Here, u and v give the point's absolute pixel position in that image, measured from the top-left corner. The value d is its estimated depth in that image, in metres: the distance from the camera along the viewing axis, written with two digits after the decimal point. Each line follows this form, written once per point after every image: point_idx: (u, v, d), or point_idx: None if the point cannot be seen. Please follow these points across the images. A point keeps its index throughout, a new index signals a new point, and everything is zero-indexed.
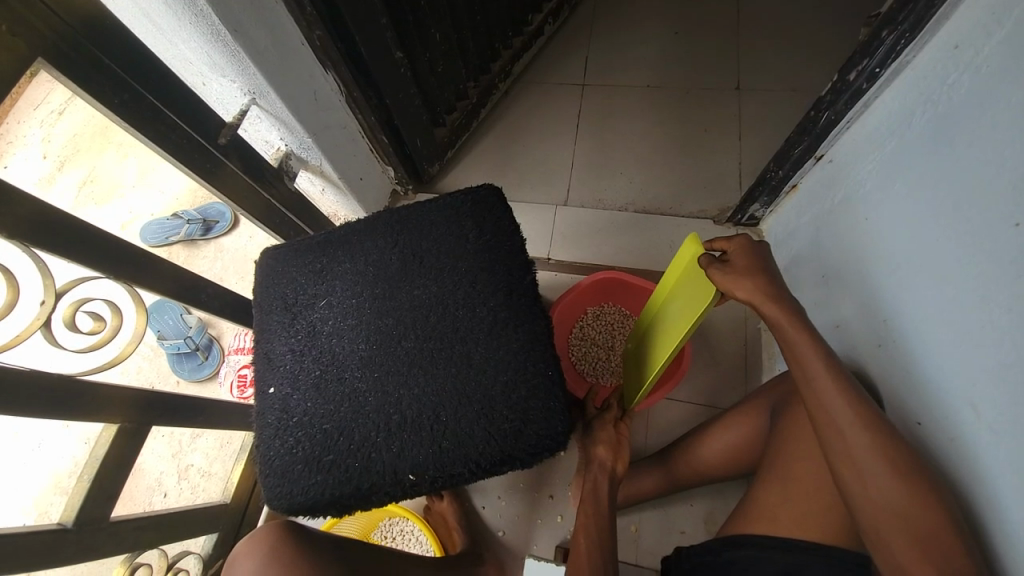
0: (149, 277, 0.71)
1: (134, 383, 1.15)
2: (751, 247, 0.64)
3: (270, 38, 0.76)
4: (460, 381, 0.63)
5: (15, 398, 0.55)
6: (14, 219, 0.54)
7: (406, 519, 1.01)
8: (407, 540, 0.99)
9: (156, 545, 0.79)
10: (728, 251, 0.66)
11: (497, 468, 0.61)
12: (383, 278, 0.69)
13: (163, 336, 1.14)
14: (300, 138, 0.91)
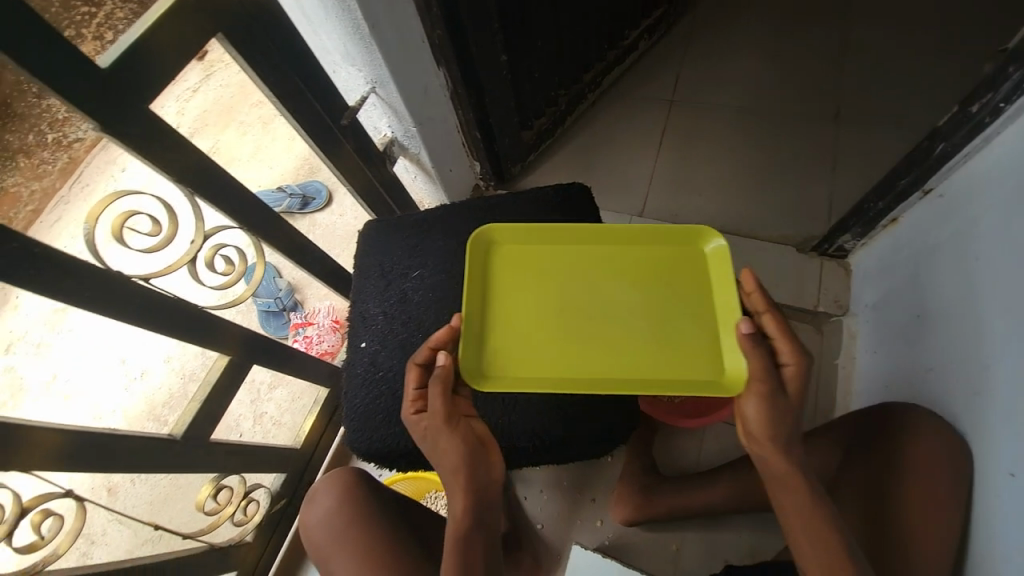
0: (271, 233, 0.81)
1: None
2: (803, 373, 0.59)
3: (399, 33, 0.84)
4: None
5: (161, 315, 0.66)
6: (185, 167, 0.64)
7: None
8: None
9: (237, 472, 0.89)
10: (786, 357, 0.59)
11: None
12: (472, 258, 0.75)
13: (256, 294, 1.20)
14: (406, 127, 1.00)
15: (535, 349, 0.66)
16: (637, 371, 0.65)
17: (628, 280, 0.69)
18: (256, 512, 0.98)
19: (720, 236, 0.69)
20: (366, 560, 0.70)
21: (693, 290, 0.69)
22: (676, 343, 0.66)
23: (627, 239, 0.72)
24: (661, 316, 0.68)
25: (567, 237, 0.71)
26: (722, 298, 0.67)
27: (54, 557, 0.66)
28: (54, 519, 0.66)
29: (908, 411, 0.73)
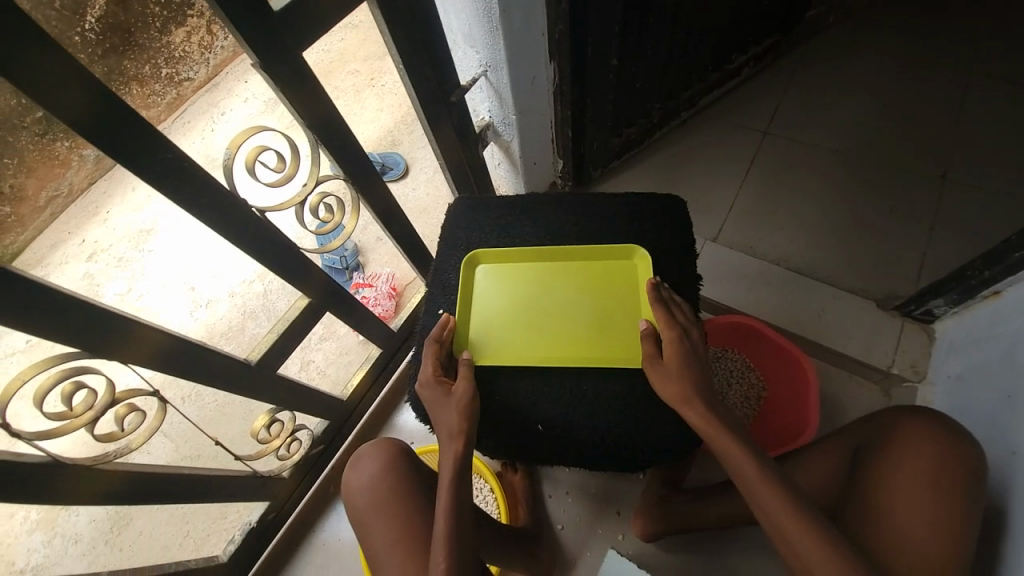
0: (370, 191, 0.84)
1: None
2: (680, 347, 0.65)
3: (526, 22, 0.86)
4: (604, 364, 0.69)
5: (265, 246, 0.70)
6: (317, 114, 0.68)
7: (479, 477, 1.06)
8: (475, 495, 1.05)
9: (291, 407, 0.93)
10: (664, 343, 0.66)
11: (618, 449, 0.67)
12: (558, 252, 0.76)
13: None
14: (506, 114, 1.02)
15: (494, 344, 0.71)
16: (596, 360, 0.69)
17: (566, 284, 0.75)
18: (297, 450, 1.02)
19: (639, 245, 0.75)
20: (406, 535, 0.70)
21: (629, 293, 0.73)
22: (617, 338, 0.71)
23: (564, 253, 0.77)
24: (604, 315, 0.72)
25: (506, 251, 0.77)
26: (644, 301, 0.72)
27: (125, 452, 0.66)
28: (138, 415, 0.66)
29: (913, 423, 0.68)
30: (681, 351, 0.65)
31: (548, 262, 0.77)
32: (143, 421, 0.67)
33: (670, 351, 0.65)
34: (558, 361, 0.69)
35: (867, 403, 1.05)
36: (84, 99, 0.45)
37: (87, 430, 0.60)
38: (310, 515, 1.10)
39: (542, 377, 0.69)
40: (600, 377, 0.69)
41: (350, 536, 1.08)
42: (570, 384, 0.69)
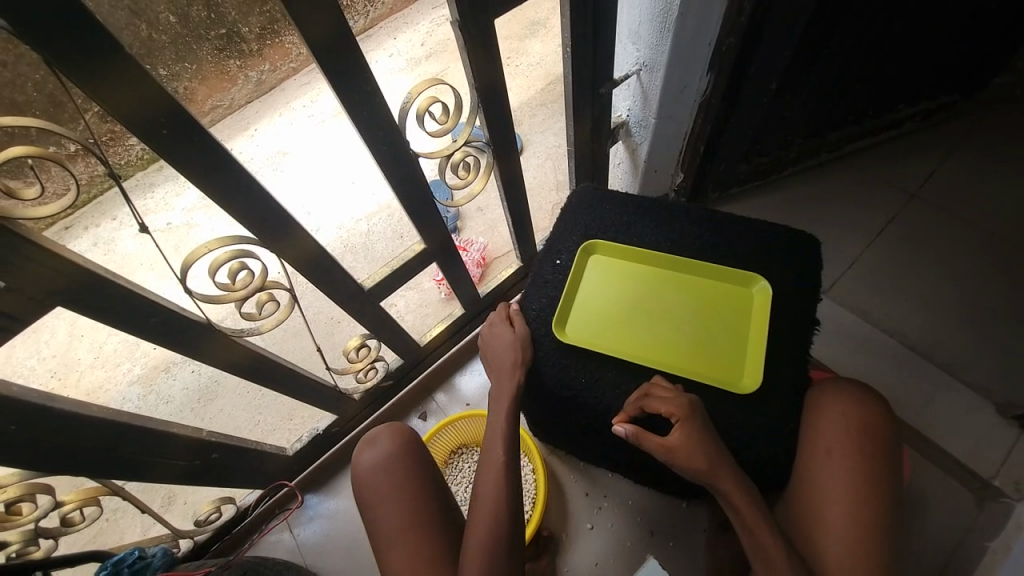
0: (504, 160, 0.89)
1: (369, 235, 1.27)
2: (691, 416, 0.62)
3: (697, 28, 0.86)
4: (695, 378, 0.70)
5: (410, 185, 0.77)
6: (487, 79, 0.73)
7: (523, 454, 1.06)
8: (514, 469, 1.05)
9: (380, 338, 1.01)
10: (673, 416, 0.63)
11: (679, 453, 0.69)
12: (673, 258, 0.77)
13: None
14: (645, 115, 1.03)
15: (594, 333, 0.74)
16: (689, 372, 0.70)
17: (675, 296, 0.76)
18: (371, 378, 1.11)
19: (763, 278, 0.74)
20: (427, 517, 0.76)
21: (738, 320, 0.73)
22: (712, 356, 0.71)
23: (682, 266, 0.77)
24: (707, 334, 0.73)
25: (626, 252, 0.79)
26: (754, 331, 0.72)
27: (255, 332, 0.76)
28: (272, 305, 0.75)
29: (826, 390, 0.67)
30: (696, 434, 0.61)
31: (663, 271, 0.78)
32: (275, 312, 0.76)
33: (683, 437, 0.61)
34: (653, 363, 0.70)
35: (953, 508, 0.96)
36: (328, 18, 0.53)
37: (236, 305, 0.70)
38: (362, 440, 1.19)
39: (630, 371, 0.71)
40: (689, 387, 0.69)
41: None
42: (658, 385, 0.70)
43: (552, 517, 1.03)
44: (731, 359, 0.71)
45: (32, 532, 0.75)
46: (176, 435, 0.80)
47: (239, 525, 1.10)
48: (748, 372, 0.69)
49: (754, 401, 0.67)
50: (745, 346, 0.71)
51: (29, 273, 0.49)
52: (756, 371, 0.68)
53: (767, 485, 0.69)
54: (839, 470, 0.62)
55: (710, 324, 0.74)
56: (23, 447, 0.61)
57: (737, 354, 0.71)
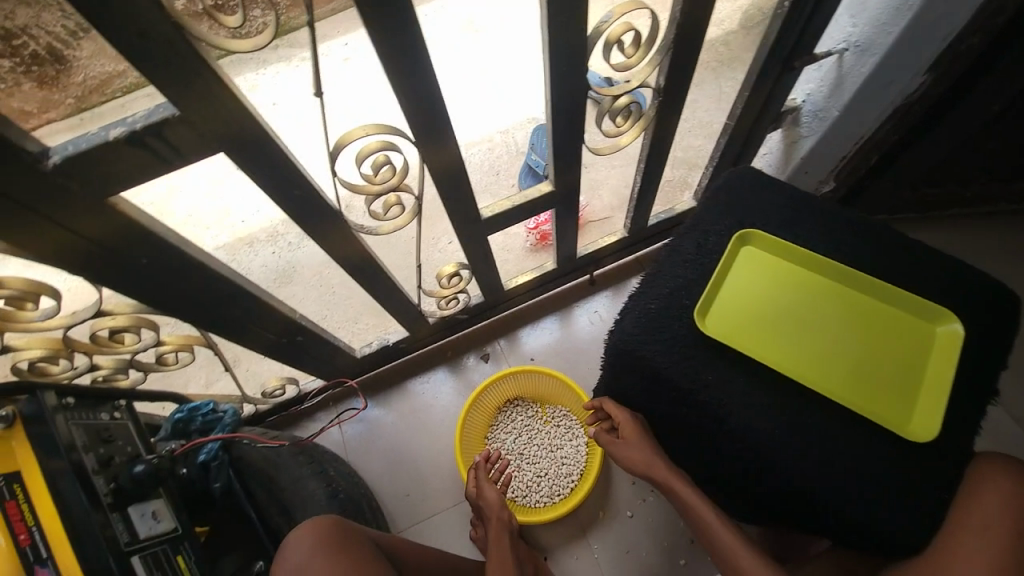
0: (666, 117, 0.79)
1: None
2: (632, 428, 0.80)
3: (945, 13, 0.71)
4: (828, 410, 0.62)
5: (568, 115, 0.70)
6: (693, 14, 0.63)
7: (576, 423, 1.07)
8: (566, 435, 1.06)
9: (474, 270, 0.98)
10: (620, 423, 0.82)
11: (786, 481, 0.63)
12: (839, 270, 0.68)
13: None
14: (829, 104, 0.93)
15: (741, 331, 0.66)
16: (848, 402, 0.62)
17: (841, 311, 0.67)
18: (450, 308, 1.08)
19: (958, 319, 0.64)
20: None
21: (908, 350, 0.65)
22: (871, 387, 0.63)
23: (848, 275, 0.68)
24: (870, 360, 0.64)
25: (791, 251, 0.70)
26: (925, 366, 0.64)
27: (374, 232, 0.73)
28: (397, 209, 0.72)
29: (999, 471, 0.59)
30: (637, 445, 0.78)
31: (831, 283, 0.69)
32: (397, 216, 0.73)
33: (626, 441, 0.79)
34: (805, 380, 0.63)
35: None
36: None
37: (368, 200, 0.67)
38: (424, 363, 1.20)
39: (755, 382, 0.64)
40: (818, 417, 0.62)
41: (445, 400, 1.17)
42: (783, 406, 0.63)
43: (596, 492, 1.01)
44: (895, 394, 0.63)
45: (122, 363, 0.77)
46: (275, 310, 0.81)
47: (295, 406, 1.15)
48: (919, 420, 0.61)
49: (887, 453, 0.60)
50: (907, 383, 0.63)
51: (210, 110, 0.46)
52: (927, 419, 0.61)
53: (884, 549, 0.61)
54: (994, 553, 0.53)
55: (872, 348, 0.65)
56: (151, 280, 0.62)
57: (900, 389, 0.63)
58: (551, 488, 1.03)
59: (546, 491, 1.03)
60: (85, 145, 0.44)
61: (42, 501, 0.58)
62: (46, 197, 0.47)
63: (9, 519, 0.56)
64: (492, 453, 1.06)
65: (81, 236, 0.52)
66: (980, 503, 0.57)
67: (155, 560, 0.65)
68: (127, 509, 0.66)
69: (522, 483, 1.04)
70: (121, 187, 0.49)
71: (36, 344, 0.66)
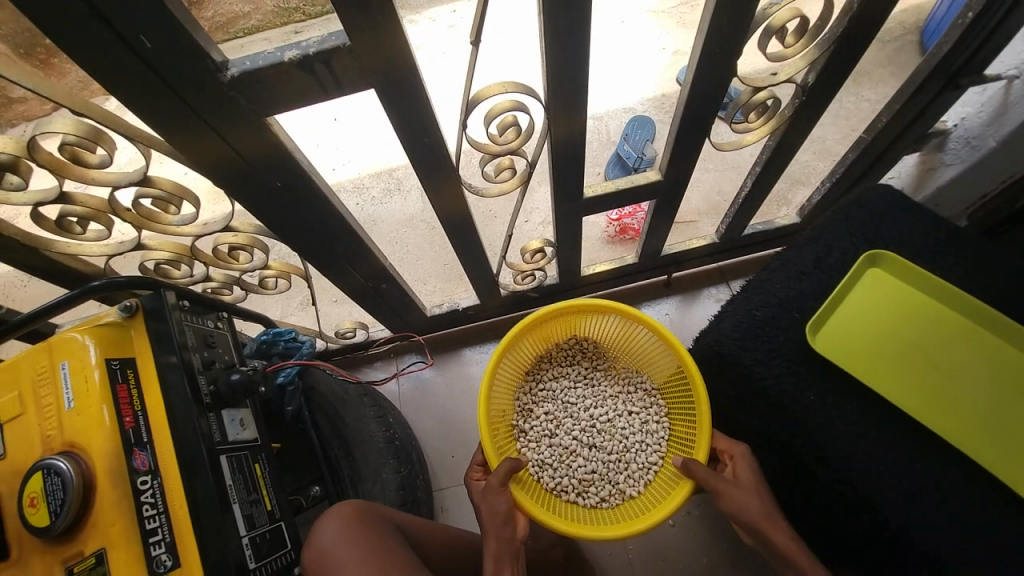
0: (801, 122, 0.75)
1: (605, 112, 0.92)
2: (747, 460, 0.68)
3: None
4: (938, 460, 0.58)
5: (702, 102, 0.67)
6: (867, 13, 0.59)
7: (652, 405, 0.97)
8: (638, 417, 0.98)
9: (559, 250, 0.97)
10: (727, 451, 0.70)
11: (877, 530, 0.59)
12: (979, 308, 0.62)
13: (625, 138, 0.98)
14: (986, 133, 0.84)
15: (860, 359, 0.62)
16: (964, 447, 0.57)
17: (976, 352, 0.62)
18: (525, 283, 1.08)
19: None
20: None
21: None
22: (1008, 440, 0.57)
23: (993, 315, 0.62)
24: (1006, 411, 0.59)
25: (934, 284, 0.64)
26: None
27: (481, 194, 0.74)
28: (508, 174, 0.72)
29: None
30: (748, 478, 0.66)
31: (987, 333, 0.62)
32: (505, 181, 0.73)
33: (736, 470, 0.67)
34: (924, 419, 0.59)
35: None
36: None
37: (485, 160, 0.67)
38: (485, 334, 1.22)
39: (860, 414, 0.60)
40: (933, 467, 0.57)
41: None
42: (893, 446, 0.59)
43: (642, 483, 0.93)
44: None
45: (231, 280, 0.84)
46: (370, 257, 0.84)
47: (361, 351, 1.20)
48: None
49: (1003, 521, 0.55)
50: None
51: (373, 46, 0.48)
52: None
53: None
54: None
55: (1011, 398, 0.59)
56: (277, 203, 0.65)
57: None
58: (592, 465, 0.96)
59: (585, 464, 0.96)
60: (262, 64, 0.47)
61: (149, 389, 0.65)
62: (216, 108, 0.50)
63: (119, 399, 0.62)
64: (544, 419, 0.99)
65: (232, 149, 0.55)
66: None
67: (238, 463, 0.70)
68: (221, 411, 0.71)
69: (563, 443, 0.98)
70: (276, 107, 0.52)
71: (166, 247, 0.72)
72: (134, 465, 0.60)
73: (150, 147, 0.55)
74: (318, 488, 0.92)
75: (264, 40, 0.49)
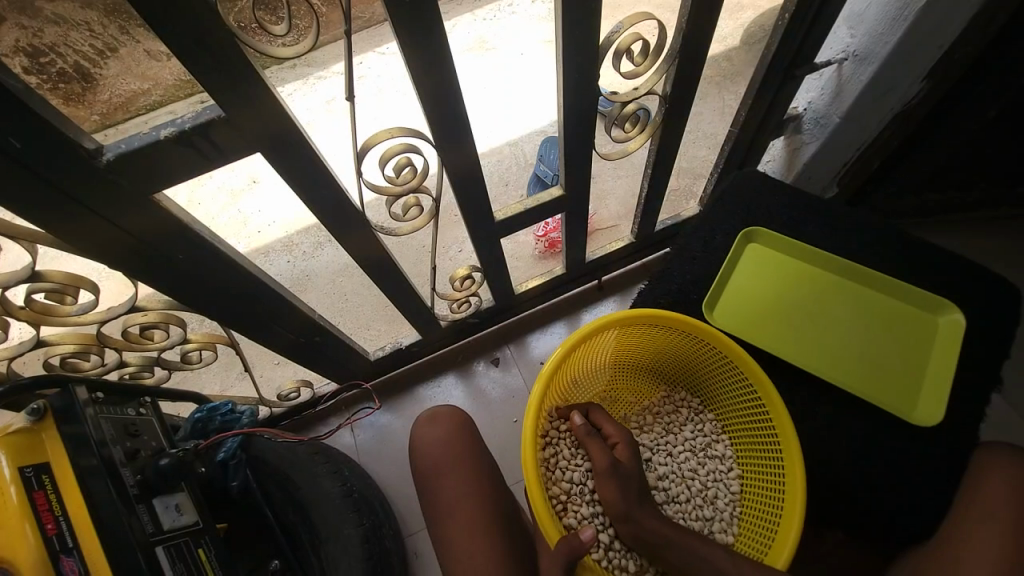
0: (672, 126, 0.84)
1: (480, 90, 0.68)
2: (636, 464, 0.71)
3: (936, 27, 0.76)
4: (818, 393, 0.76)
5: (580, 119, 0.74)
6: (698, 30, 0.68)
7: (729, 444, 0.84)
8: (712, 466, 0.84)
9: (486, 273, 1.00)
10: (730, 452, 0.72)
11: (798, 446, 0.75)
12: (834, 269, 0.80)
13: (539, 162, 0.86)
14: (829, 112, 0.95)
15: (757, 326, 0.79)
16: (842, 382, 0.75)
17: (846, 304, 0.78)
18: (462, 310, 1.11)
19: (960, 310, 0.75)
20: (481, 514, 0.76)
21: (908, 338, 0.76)
22: (874, 370, 0.75)
23: (855, 273, 0.79)
24: (871, 347, 0.76)
25: (810, 255, 0.81)
26: (925, 353, 0.75)
27: (395, 232, 0.77)
28: (416, 211, 0.76)
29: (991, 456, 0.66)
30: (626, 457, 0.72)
31: (852, 288, 0.79)
32: (415, 218, 0.77)
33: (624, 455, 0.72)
34: (811, 365, 0.76)
35: None
36: None
37: (389, 201, 0.71)
38: (434, 368, 1.22)
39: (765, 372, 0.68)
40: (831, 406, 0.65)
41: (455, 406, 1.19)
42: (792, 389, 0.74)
43: (732, 524, 0.78)
44: (891, 377, 0.75)
45: (150, 360, 0.81)
46: (297, 311, 0.83)
47: (311, 409, 1.17)
48: (926, 406, 0.72)
49: (863, 431, 0.73)
50: (902, 366, 0.75)
51: (251, 114, 0.50)
52: (922, 400, 0.73)
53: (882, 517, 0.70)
54: (989, 525, 0.60)
55: (873, 337, 0.77)
56: (185, 276, 0.65)
57: (896, 372, 0.75)
58: None
59: None
60: (138, 143, 0.48)
61: (69, 490, 0.60)
62: (97, 192, 0.50)
63: (37, 506, 0.58)
64: None
65: (124, 231, 0.55)
66: (986, 492, 0.62)
67: (178, 551, 0.67)
68: (152, 500, 0.68)
69: None
70: (163, 183, 0.53)
71: (70, 339, 0.70)
72: (62, 572, 0.56)
73: (36, 242, 0.54)
74: (278, 561, 0.88)
75: (171, 114, 0.49)
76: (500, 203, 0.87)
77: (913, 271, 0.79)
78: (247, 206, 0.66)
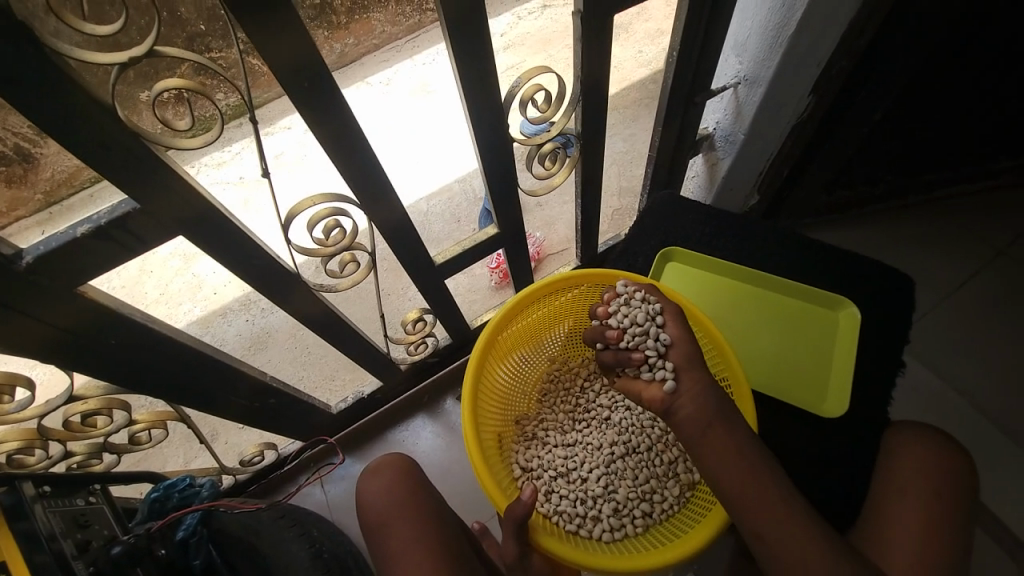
0: (590, 159, 0.90)
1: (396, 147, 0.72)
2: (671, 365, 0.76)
3: (807, 52, 0.85)
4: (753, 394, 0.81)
5: (500, 163, 0.78)
6: (594, 75, 0.74)
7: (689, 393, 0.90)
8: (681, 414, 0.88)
9: (438, 314, 1.03)
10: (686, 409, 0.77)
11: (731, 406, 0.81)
12: (751, 276, 0.85)
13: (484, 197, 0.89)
14: (735, 130, 1.02)
15: None
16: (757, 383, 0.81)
17: (754, 309, 0.84)
18: (420, 352, 1.13)
19: (853, 303, 0.81)
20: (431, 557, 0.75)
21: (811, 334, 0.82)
22: (785, 368, 0.82)
23: (756, 279, 0.85)
24: (781, 347, 0.83)
25: (718, 266, 0.86)
26: (828, 346, 0.81)
27: (334, 288, 0.79)
28: (353, 265, 0.79)
29: (899, 436, 0.73)
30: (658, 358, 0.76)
31: (758, 293, 0.85)
32: (353, 272, 0.80)
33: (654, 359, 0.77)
34: None
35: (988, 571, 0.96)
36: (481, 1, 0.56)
37: (324, 260, 0.73)
38: (399, 412, 1.22)
39: None
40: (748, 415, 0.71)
41: (424, 447, 1.19)
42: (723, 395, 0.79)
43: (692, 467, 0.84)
44: (801, 373, 0.81)
45: (95, 447, 0.79)
46: (247, 377, 0.83)
47: (278, 470, 1.15)
48: (833, 398, 0.78)
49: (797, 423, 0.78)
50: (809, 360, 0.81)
51: (167, 201, 0.52)
52: (831, 390, 0.79)
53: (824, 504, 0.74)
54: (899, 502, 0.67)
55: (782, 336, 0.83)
56: (121, 360, 0.65)
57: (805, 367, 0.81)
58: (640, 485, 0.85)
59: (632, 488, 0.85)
60: (55, 244, 0.49)
61: None
62: (17, 293, 0.51)
63: None
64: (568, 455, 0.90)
65: (53, 326, 0.56)
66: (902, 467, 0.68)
67: None
68: None
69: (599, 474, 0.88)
70: (87, 277, 0.54)
71: (12, 437, 0.68)
72: None
73: None
74: None
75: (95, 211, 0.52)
76: (436, 247, 0.90)
77: (823, 269, 0.86)
78: (201, 270, 0.70)
